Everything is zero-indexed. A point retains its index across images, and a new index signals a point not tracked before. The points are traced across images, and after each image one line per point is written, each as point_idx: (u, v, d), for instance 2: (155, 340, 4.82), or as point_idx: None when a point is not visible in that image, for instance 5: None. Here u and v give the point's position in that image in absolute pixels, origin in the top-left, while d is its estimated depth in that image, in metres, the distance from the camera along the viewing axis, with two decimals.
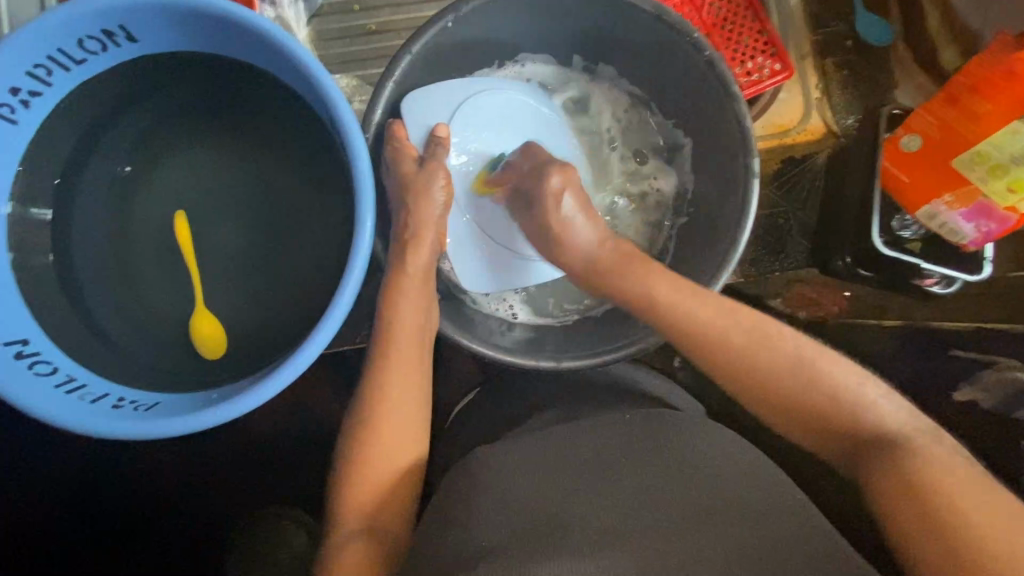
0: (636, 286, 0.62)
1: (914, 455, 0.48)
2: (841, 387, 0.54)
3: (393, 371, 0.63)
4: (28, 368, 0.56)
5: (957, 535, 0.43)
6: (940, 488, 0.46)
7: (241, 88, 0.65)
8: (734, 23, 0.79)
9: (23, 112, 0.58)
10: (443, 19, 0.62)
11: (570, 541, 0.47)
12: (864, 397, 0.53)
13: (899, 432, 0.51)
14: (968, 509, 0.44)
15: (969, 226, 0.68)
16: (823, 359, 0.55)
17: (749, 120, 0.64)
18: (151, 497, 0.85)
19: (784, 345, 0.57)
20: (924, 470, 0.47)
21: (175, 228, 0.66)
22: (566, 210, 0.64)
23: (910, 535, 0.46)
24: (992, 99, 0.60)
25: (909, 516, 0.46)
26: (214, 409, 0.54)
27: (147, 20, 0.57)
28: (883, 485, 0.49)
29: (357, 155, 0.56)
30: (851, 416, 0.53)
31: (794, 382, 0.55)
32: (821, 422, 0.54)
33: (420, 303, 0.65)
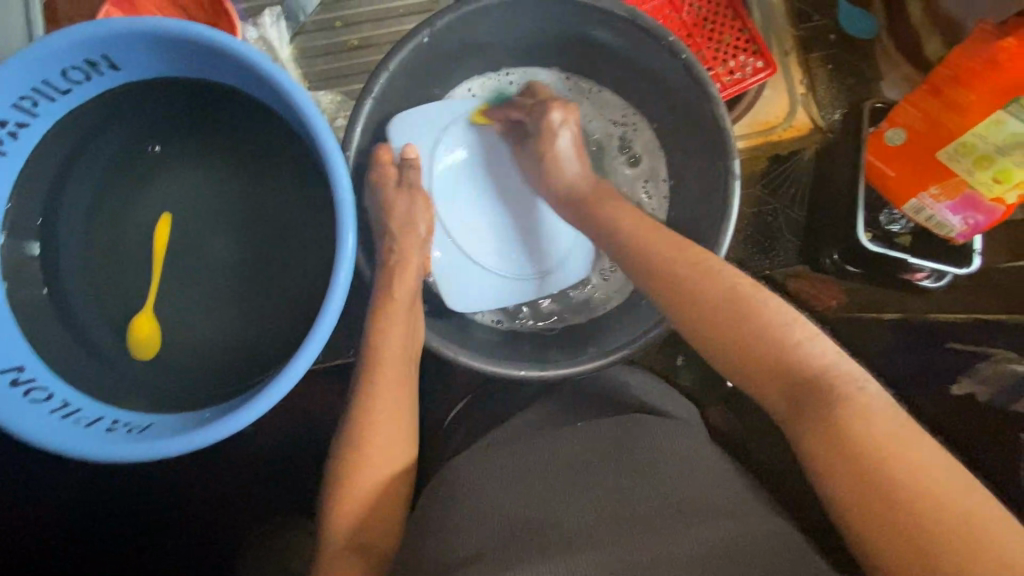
0: (608, 209, 0.65)
1: (851, 407, 0.44)
2: (770, 331, 0.49)
3: (381, 385, 0.64)
4: (23, 395, 0.57)
5: (898, 502, 0.39)
6: (875, 446, 0.41)
7: (224, 111, 0.66)
8: (714, 23, 0.78)
9: (12, 142, 0.58)
10: (418, 34, 0.62)
11: (554, 546, 0.48)
12: (799, 343, 0.48)
13: (830, 377, 0.46)
14: (906, 471, 0.40)
15: (957, 219, 0.68)
16: (763, 299, 0.51)
17: (727, 119, 0.63)
18: (157, 513, 0.86)
19: (724, 293, 0.52)
20: (857, 427, 0.42)
21: (157, 230, 0.67)
22: (558, 132, 0.71)
23: (840, 497, 0.42)
24: (975, 89, 0.59)
25: (842, 478, 0.42)
26: (205, 429, 0.55)
27: (126, 49, 0.57)
28: (813, 441, 0.44)
29: (338, 174, 0.57)
30: (784, 359, 0.48)
31: (731, 332, 0.50)
32: (754, 369, 0.49)
33: (404, 319, 0.66)
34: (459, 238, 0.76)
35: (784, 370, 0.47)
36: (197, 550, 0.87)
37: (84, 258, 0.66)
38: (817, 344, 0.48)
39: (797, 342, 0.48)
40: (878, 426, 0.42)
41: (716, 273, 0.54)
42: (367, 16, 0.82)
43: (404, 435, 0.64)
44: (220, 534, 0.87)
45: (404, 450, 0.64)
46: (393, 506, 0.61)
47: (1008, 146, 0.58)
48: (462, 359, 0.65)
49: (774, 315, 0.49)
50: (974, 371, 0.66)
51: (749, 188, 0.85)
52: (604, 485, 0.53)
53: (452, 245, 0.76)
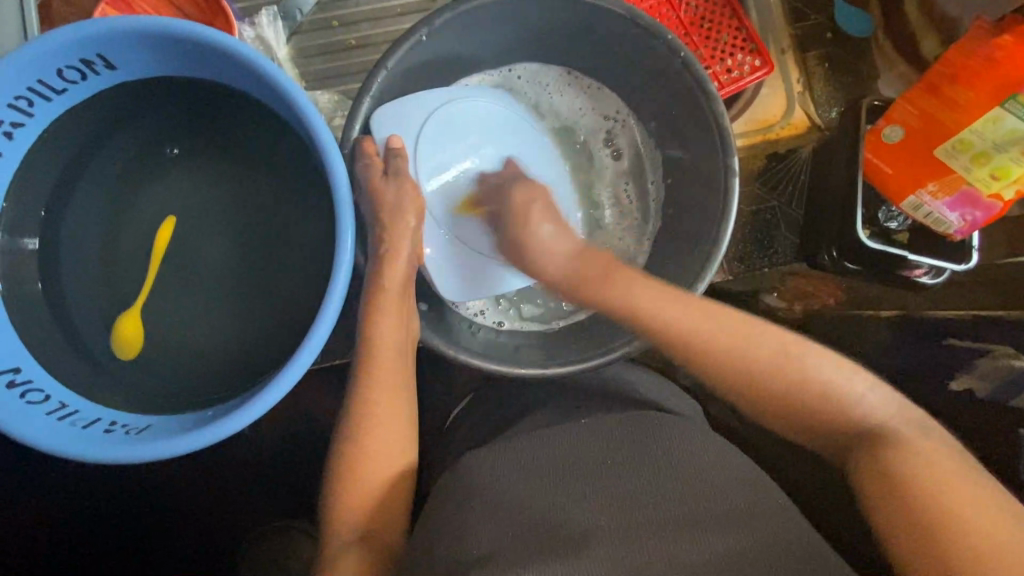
0: (617, 296, 0.58)
1: (907, 454, 0.49)
2: (822, 387, 0.54)
3: (378, 385, 0.63)
4: (20, 397, 0.56)
5: (948, 538, 0.45)
6: (931, 487, 0.47)
7: (222, 112, 0.66)
8: (712, 21, 0.78)
9: (7, 143, 0.58)
10: (416, 33, 0.62)
11: (561, 548, 0.48)
12: (857, 398, 0.54)
13: (891, 428, 0.52)
14: (962, 516, 0.45)
15: (955, 216, 0.67)
16: (807, 353, 0.56)
17: (727, 119, 0.64)
18: (155, 517, 0.85)
19: (773, 349, 0.56)
20: (913, 472, 0.48)
21: (161, 232, 0.67)
22: (531, 211, 0.62)
23: (890, 527, 0.48)
24: (973, 87, 0.60)
25: (895, 512, 0.48)
26: (203, 430, 0.54)
27: (123, 47, 0.57)
28: (870, 481, 0.50)
29: (337, 173, 0.57)
30: (843, 414, 0.54)
31: (790, 389, 0.55)
32: (810, 419, 0.55)
33: (398, 319, 0.65)
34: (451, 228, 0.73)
35: (845, 424, 0.54)
36: (197, 553, 0.86)
37: (79, 260, 0.65)
38: (865, 398, 0.54)
39: (842, 394, 0.54)
40: (929, 469, 0.48)
41: (762, 334, 0.57)
42: (364, 15, 0.82)
43: (405, 435, 0.64)
44: (220, 536, 0.87)
45: (402, 449, 0.63)
46: (394, 505, 0.62)
47: (1005, 142, 0.59)
48: (461, 358, 0.64)
49: (831, 377, 0.55)
50: (972, 366, 0.67)
51: (747, 187, 0.85)
52: (607, 486, 0.53)
53: (446, 238, 0.73)
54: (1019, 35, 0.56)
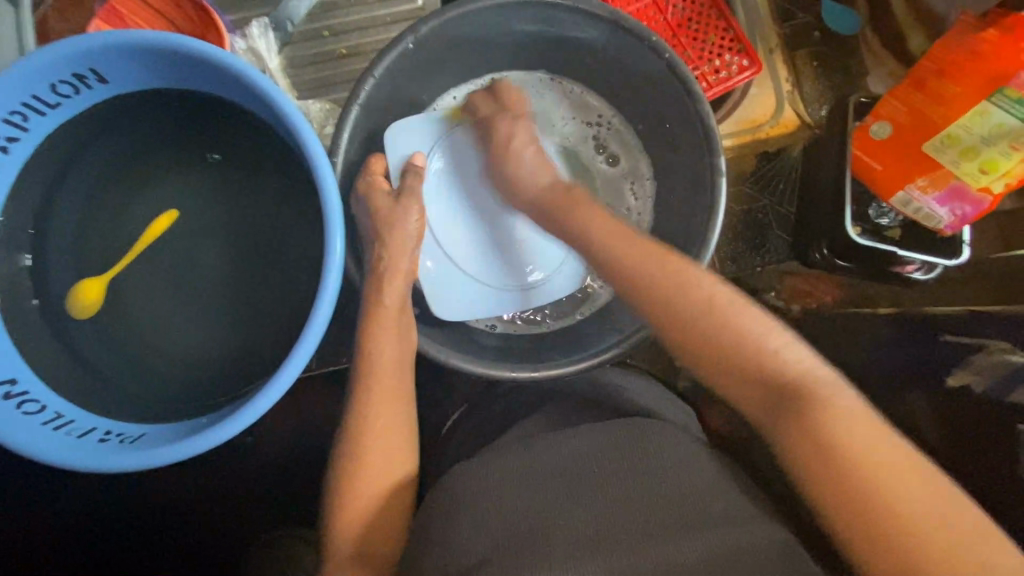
0: (580, 223, 0.60)
1: (842, 425, 0.47)
2: (758, 354, 0.51)
3: (379, 395, 0.64)
4: (16, 408, 0.57)
5: (887, 518, 0.44)
6: (862, 465, 0.45)
7: (213, 122, 0.67)
8: (699, 23, 0.79)
9: (3, 157, 0.59)
10: (403, 40, 0.63)
11: (553, 554, 0.48)
12: (793, 363, 0.51)
13: (817, 390, 0.49)
14: (901, 497, 0.44)
15: (945, 211, 0.67)
16: (735, 309, 0.53)
17: (713, 119, 0.64)
18: (156, 527, 0.86)
19: (712, 315, 0.53)
20: (850, 448, 0.46)
21: (160, 223, 0.67)
22: (517, 147, 0.68)
23: (826, 500, 0.46)
24: (960, 82, 0.60)
25: (832, 488, 0.46)
26: (196, 438, 0.55)
27: (111, 62, 0.58)
28: (806, 454, 0.47)
29: (325, 181, 0.57)
30: (766, 376, 0.51)
31: (717, 346, 0.52)
32: (745, 379, 0.51)
33: (395, 330, 0.65)
34: (449, 248, 0.76)
35: (779, 390, 0.50)
36: (196, 565, 0.86)
37: (75, 272, 0.66)
38: (806, 367, 0.51)
39: (769, 355, 0.51)
40: (864, 444, 0.46)
41: (708, 293, 0.54)
42: (354, 24, 0.83)
43: (405, 441, 0.64)
44: (219, 546, 0.87)
45: (404, 457, 0.63)
46: (393, 513, 0.62)
47: (993, 136, 0.58)
48: (452, 363, 0.64)
49: (765, 334, 0.52)
50: (968, 363, 0.67)
51: (736, 186, 0.85)
52: (600, 491, 0.53)
53: (443, 258, 0.76)
54: (1004, 29, 0.57)
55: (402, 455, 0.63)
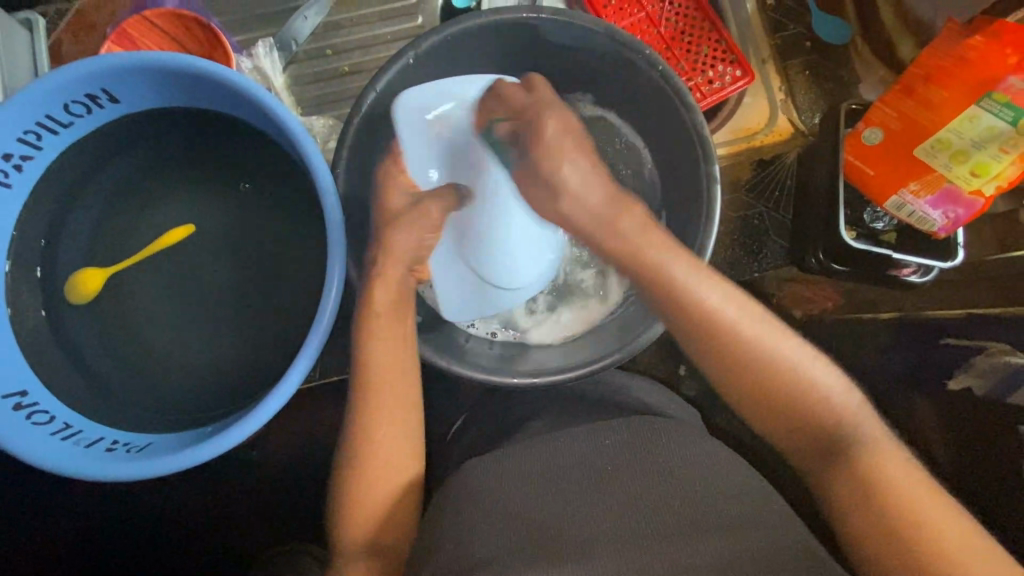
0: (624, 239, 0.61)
1: (892, 475, 0.51)
2: (820, 400, 0.56)
3: (380, 402, 0.64)
4: (25, 418, 0.58)
5: (936, 562, 0.47)
6: (911, 512, 0.49)
7: (220, 138, 0.69)
8: (692, 35, 0.81)
9: (17, 175, 0.61)
10: (403, 56, 0.64)
11: (556, 556, 0.48)
12: (853, 415, 0.55)
13: (866, 438, 0.54)
14: (951, 543, 0.47)
15: (937, 214, 0.67)
16: (794, 353, 0.57)
17: (707, 128, 0.65)
18: (174, 534, 0.89)
19: (782, 365, 0.56)
20: (901, 497, 0.50)
21: (174, 234, 0.68)
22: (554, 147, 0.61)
23: (874, 542, 0.50)
24: (948, 88, 0.62)
25: (882, 529, 0.49)
26: (200, 447, 0.56)
27: (123, 82, 0.60)
28: (859, 500, 0.51)
29: (327, 193, 0.59)
30: (820, 419, 0.55)
31: (770, 387, 0.56)
32: (802, 426, 0.56)
33: (397, 340, 0.65)
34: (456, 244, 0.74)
35: (835, 439, 0.55)
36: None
37: None
38: (862, 421, 0.55)
39: (822, 401, 0.56)
40: (914, 494, 0.50)
41: (781, 345, 0.57)
42: (356, 43, 0.85)
43: (411, 446, 0.65)
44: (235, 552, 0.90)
45: (411, 462, 0.65)
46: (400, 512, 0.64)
47: (984, 140, 0.60)
48: (455, 370, 0.65)
49: (829, 385, 0.56)
50: (970, 365, 0.68)
51: (732, 193, 0.85)
52: (603, 494, 0.53)
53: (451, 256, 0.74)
54: (989, 36, 0.59)
55: (408, 459, 0.65)
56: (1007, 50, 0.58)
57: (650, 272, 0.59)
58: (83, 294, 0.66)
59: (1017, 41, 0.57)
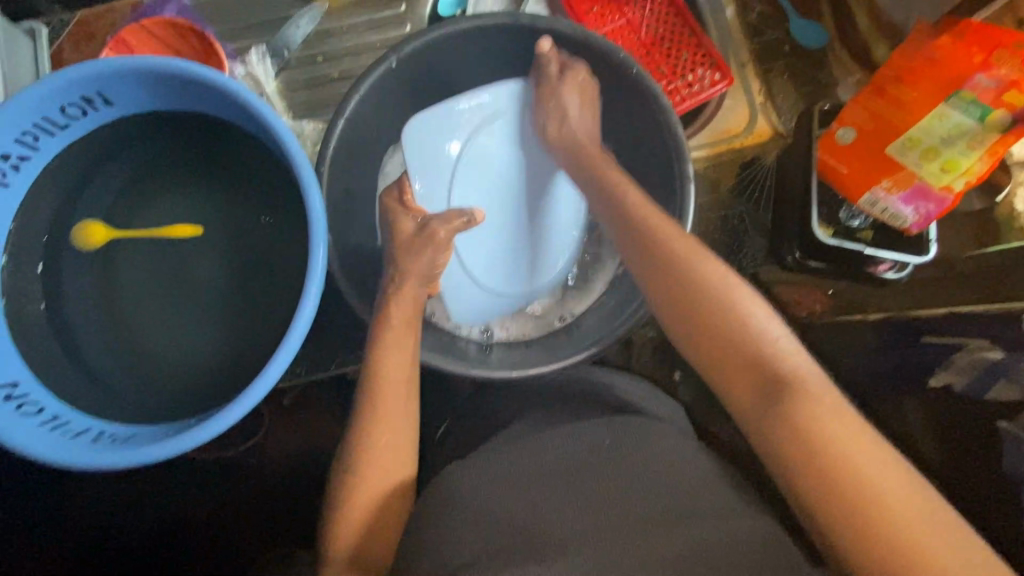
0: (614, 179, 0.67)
1: (818, 413, 0.45)
2: (750, 331, 0.51)
3: (386, 402, 0.61)
4: (15, 408, 0.59)
5: (861, 505, 0.42)
6: (850, 464, 0.43)
7: (211, 140, 0.71)
8: (672, 40, 0.83)
9: (14, 174, 0.63)
10: (386, 60, 0.67)
11: (536, 547, 0.49)
12: (782, 352, 0.50)
13: (809, 386, 0.48)
14: (878, 485, 0.42)
15: (909, 210, 0.66)
16: (741, 294, 0.53)
17: (680, 128, 0.65)
18: (171, 531, 0.91)
19: (712, 294, 0.54)
20: (828, 433, 0.44)
21: (183, 231, 0.70)
22: (564, 105, 0.72)
23: (801, 484, 0.44)
24: (917, 86, 0.65)
25: (812, 474, 0.44)
26: (182, 437, 0.57)
27: (118, 85, 0.62)
28: (793, 445, 0.45)
29: (310, 190, 0.60)
30: (764, 360, 0.50)
31: (711, 323, 0.53)
32: (733, 360, 0.51)
33: (406, 341, 0.63)
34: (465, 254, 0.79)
35: (763, 373, 0.49)
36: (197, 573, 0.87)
37: (76, 281, 0.69)
38: (789, 357, 0.50)
39: (767, 348, 0.50)
40: (839, 431, 0.44)
41: (709, 272, 0.55)
42: (346, 50, 0.88)
43: (406, 449, 0.62)
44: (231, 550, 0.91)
45: (406, 466, 0.61)
46: (391, 521, 0.59)
47: (953, 136, 0.62)
48: (433, 363, 0.66)
49: (760, 316, 0.52)
50: (951, 363, 0.68)
51: (713, 194, 0.87)
52: (581, 484, 0.54)
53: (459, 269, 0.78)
54: (955, 36, 0.63)
55: (403, 463, 0.61)
56: (973, 48, 0.62)
57: (620, 202, 0.65)
58: (87, 246, 0.68)
59: (981, 40, 0.61)
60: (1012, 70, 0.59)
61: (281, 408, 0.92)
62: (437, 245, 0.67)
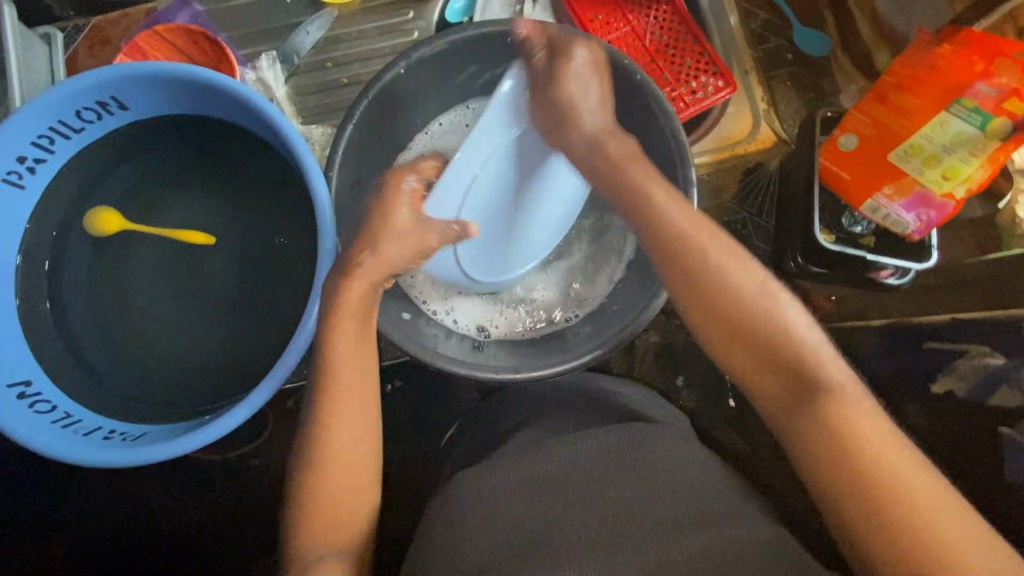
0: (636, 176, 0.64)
1: (852, 417, 0.47)
2: (784, 334, 0.53)
3: (334, 410, 0.60)
4: (28, 406, 0.61)
5: (895, 507, 0.43)
6: (886, 469, 0.45)
7: (222, 144, 0.72)
8: (676, 47, 0.83)
9: (29, 177, 0.65)
10: (394, 66, 0.68)
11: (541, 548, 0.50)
12: (818, 357, 0.52)
13: (843, 391, 0.49)
14: (907, 482, 0.44)
15: (911, 217, 0.66)
16: (775, 297, 0.55)
17: (682, 134, 0.66)
18: (177, 529, 0.92)
19: (744, 297, 0.54)
20: (858, 436, 0.46)
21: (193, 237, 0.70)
22: (576, 97, 0.69)
23: (830, 487, 0.46)
24: (919, 95, 0.66)
25: (843, 477, 0.46)
26: (190, 435, 0.58)
27: (131, 90, 0.64)
28: (826, 447, 0.47)
29: (318, 194, 0.61)
30: (798, 364, 0.51)
31: (744, 322, 0.54)
32: (766, 361, 0.52)
33: (357, 344, 0.62)
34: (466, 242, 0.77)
35: (797, 380, 0.51)
36: None
37: (88, 282, 0.71)
38: (823, 361, 0.51)
39: (802, 351, 0.52)
40: (873, 436, 0.46)
41: (741, 277, 0.55)
42: (356, 56, 0.89)
43: (370, 458, 0.62)
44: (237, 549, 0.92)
45: (367, 475, 0.61)
46: None
47: (954, 145, 0.63)
48: (439, 364, 0.66)
49: (794, 320, 0.53)
50: (951, 369, 0.70)
51: (717, 200, 0.87)
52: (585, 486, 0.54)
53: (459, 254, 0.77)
54: (957, 44, 0.64)
55: (365, 475, 0.61)
56: (974, 57, 0.62)
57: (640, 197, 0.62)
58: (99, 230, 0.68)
59: (982, 49, 0.62)
60: (1012, 78, 0.59)
61: (287, 410, 0.92)
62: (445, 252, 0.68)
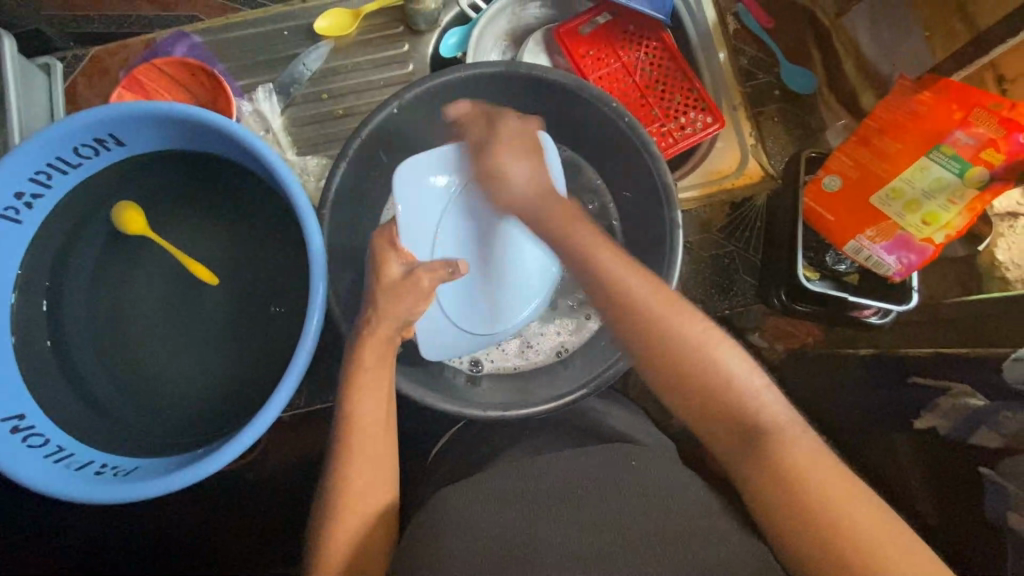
0: (579, 244, 0.66)
1: (792, 458, 0.52)
2: (721, 377, 0.56)
3: (354, 458, 0.62)
4: (22, 441, 0.61)
5: (841, 542, 0.48)
6: (829, 504, 0.49)
7: (217, 179, 0.73)
8: (666, 84, 0.85)
9: (26, 212, 0.65)
10: (387, 106, 0.69)
11: None
12: (758, 397, 0.55)
13: (782, 430, 0.54)
14: (857, 525, 0.48)
15: (892, 259, 0.70)
16: (714, 343, 0.57)
17: (668, 175, 0.68)
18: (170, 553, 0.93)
19: (686, 344, 0.57)
20: (809, 481, 0.50)
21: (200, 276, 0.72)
22: (504, 167, 0.73)
23: (787, 526, 0.50)
24: (900, 139, 0.67)
25: (795, 513, 0.50)
26: (178, 474, 0.58)
27: (130, 128, 0.65)
28: (773, 487, 0.52)
29: (310, 232, 0.62)
30: (741, 409, 0.55)
31: (686, 369, 0.57)
32: (708, 406, 0.56)
33: (383, 387, 0.65)
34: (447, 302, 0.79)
35: (742, 425, 0.55)
36: None
37: (86, 317, 0.72)
38: (761, 400, 0.55)
39: (743, 395, 0.55)
40: (816, 474, 0.51)
41: (684, 323, 0.58)
42: (351, 88, 0.91)
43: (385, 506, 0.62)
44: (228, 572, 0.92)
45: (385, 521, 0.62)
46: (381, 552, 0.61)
47: (933, 190, 0.64)
48: (426, 400, 0.67)
49: (737, 372, 0.56)
50: (934, 406, 0.69)
51: (705, 233, 0.89)
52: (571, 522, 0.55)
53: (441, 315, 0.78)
54: (937, 92, 0.65)
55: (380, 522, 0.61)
56: (953, 105, 0.64)
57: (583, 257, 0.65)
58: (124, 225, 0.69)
59: (962, 98, 0.63)
60: (990, 128, 0.61)
61: (279, 435, 0.93)
62: (421, 290, 0.68)
